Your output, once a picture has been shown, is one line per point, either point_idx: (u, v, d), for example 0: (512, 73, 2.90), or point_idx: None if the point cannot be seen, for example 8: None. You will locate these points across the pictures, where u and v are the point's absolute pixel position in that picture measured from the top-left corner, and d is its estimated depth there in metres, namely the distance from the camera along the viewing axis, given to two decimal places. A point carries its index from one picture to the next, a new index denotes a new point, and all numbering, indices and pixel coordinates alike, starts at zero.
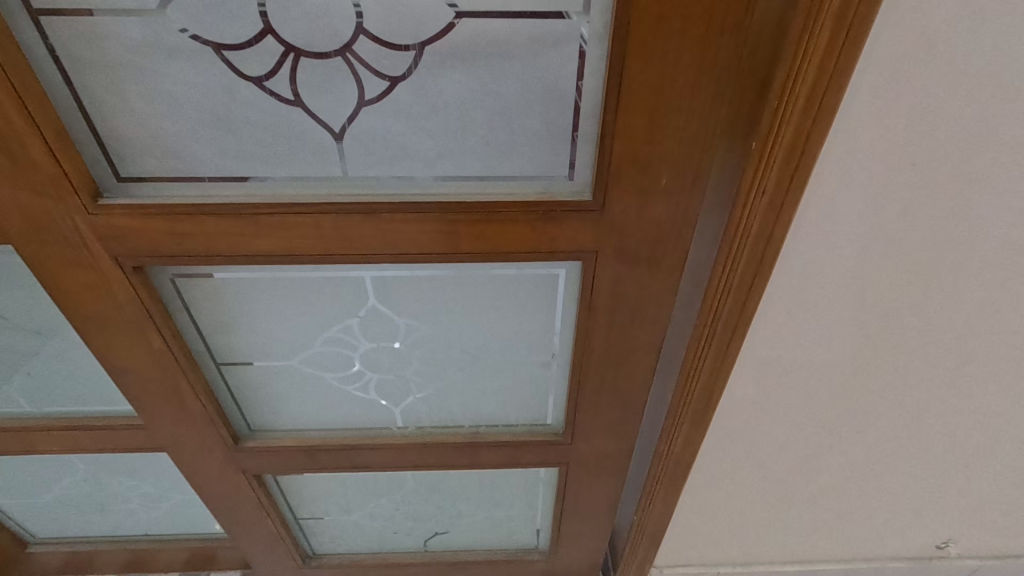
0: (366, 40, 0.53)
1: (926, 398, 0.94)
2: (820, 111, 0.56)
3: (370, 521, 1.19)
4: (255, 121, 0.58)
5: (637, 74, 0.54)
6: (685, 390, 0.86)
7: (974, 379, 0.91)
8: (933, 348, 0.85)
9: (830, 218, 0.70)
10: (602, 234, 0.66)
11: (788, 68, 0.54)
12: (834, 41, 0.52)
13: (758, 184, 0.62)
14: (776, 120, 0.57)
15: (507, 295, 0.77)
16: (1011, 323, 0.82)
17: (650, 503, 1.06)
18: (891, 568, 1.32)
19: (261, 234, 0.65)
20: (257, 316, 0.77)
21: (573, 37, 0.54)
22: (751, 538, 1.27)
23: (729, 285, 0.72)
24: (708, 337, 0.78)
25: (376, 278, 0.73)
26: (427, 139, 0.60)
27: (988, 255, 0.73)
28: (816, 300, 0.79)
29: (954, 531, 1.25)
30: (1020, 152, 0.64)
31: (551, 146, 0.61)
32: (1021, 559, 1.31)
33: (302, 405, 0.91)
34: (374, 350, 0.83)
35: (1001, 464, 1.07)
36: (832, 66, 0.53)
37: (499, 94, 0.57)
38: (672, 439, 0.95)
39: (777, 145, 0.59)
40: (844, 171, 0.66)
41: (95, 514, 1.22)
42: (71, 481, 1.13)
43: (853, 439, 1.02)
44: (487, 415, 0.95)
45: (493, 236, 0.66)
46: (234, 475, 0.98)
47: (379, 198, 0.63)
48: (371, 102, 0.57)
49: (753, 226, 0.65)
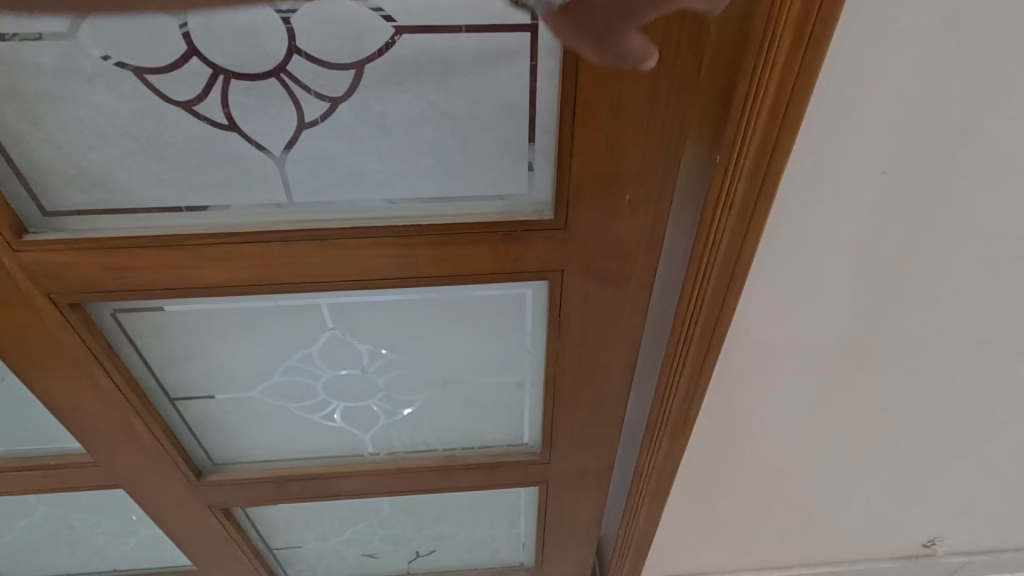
0: (300, 59, 0.49)
1: (907, 401, 0.93)
2: (784, 124, 0.54)
3: (349, 546, 1.15)
4: (187, 146, 0.54)
5: (591, 90, 0.51)
6: (663, 406, 0.84)
7: (954, 380, 0.90)
8: (912, 351, 0.84)
9: (802, 227, 0.68)
10: (566, 253, 0.63)
11: (749, 80, 0.52)
12: (795, 52, 0.50)
13: (725, 198, 0.60)
14: (739, 133, 0.55)
15: (474, 316, 0.73)
16: (989, 325, 0.81)
17: (635, 517, 1.04)
18: (877, 567, 1.32)
19: (204, 265, 0.61)
20: (210, 348, 0.74)
21: (523, 52, 0.50)
22: (739, 544, 1.25)
23: (701, 299, 0.69)
24: (684, 351, 0.76)
25: (333, 305, 0.70)
26: (376, 161, 0.56)
27: (961, 261, 0.72)
28: (791, 311, 0.77)
29: (940, 530, 1.24)
30: (990, 155, 0.63)
31: (508, 164, 0.58)
32: (1003, 552, 1.32)
33: (266, 436, 0.88)
34: (338, 377, 0.80)
35: (984, 463, 1.07)
36: (794, 79, 0.52)
37: (449, 112, 0.54)
38: (652, 454, 0.92)
39: (742, 159, 0.57)
40: (813, 180, 0.64)
41: (56, 552, 1.16)
42: (30, 522, 1.07)
43: (835, 445, 1.01)
44: (462, 436, 0.92)
45: (453, 258, 0.63)
46: (199, 510, 0.94)
47: (329, 224, 0.59)
48: (312, 124, 0.53)
49: (722, 240, 0.63)
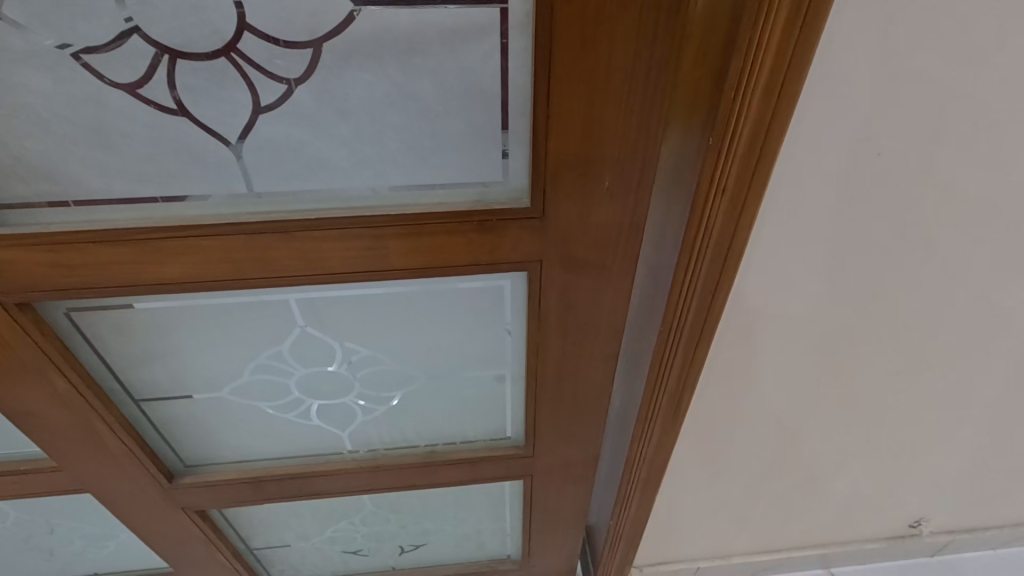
0: (252, 37, 0.45)
1: (892, 385, 0.93)
2: (778, 104, 0.52)
3: (332, 545, 1.13)
4: (134, 133, 0.50)
5: (566, 71, 0.48)
6: (654, 398, 0.83)
7: (939, 364, 0.90)
8: (897, 336, 0.84)
9: (792, 214, 0.66)
10: (545, 243, 0.61)
11: (743, 56, 0.49)
12: (791, 28, 0.47)
13: (717, 183, 0.58)
14: (733, 113, 0.53)
15: (450, 309, 0.71)
16: (973, 309, 0.81)
17: (625, 508, 1.03)
18: (865, 549, 1.34)
19: (161, 259, 0.57)
20: (177, 348, 0.70)
21: (493, 29, 0.47)
22: (729, 530, 1.25)
23: (693, 288, 0.67)
24: (675, 341, 0.74)
25: (302, 300, 0.66)
26: (339, 148, 0.53)
27: (948, 245, 0.71)
28: (780, 298, 0.76)
29: (926, 511, 1.26)
30: (980, 137, 0.61)
31: (481, 149, 0.54)
32: (987, 531, 1.35)
33: (242, 436, 0.85)
34: (311, 375, 0.77)
35: (968, 446, 1.09)
36: (789, 57, 0.49)
37: (416, 94, 0.51)
38: (644, 444, 0.91)
39: (736, 141, 0.54)
40: (805, 164, 0.62)
41: (31, 557, 1.12)
42: (3, 528, 1.04)
43: (821, 432, 1.01)
44: (444, 432, 0.89)
45: (426, 250, 0.60)
46: (173, 513, 0.91)
47: (294, 215, 0.56)
48: (269, 108, 0.50)
49: (714, 226, 0.61)
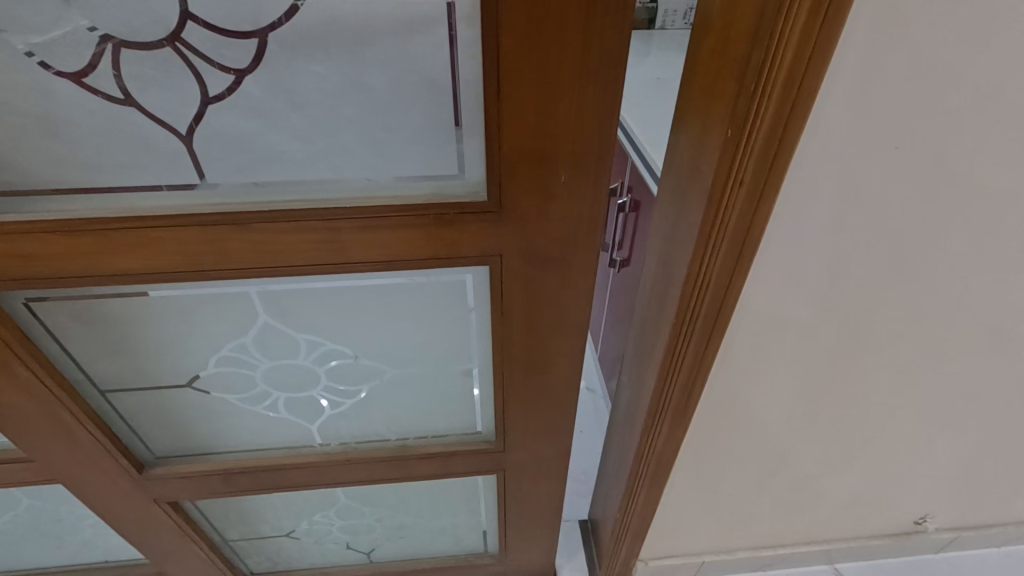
0: (195, 26, 0.45)
1: (875, 386, 0.93)
2: (798, 97, 0.52)
3: (309, 538, 1.14)
4: (84, 123, 0.50)
5: (515, 64, 0.48)
6: (665, 389, 0.86)
7: (920, 363, 0.90)
8: (874, 337, 0.83)
9: (800, 221, 0.66)
10: (503, 236, 0.61)
11: (765, 49, 0.50)
12: (813, 20, 0.48)
13: (735, 177, 0.59)
14: (752, 108, 0.54)
15: (413, 303, 0.70)
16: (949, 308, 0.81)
17: (634, 499, 1.08)
18: (871, 544, 1.35)
19: (115, 250, 0.57)
20: (148, 340, 0.71)
21: (440, 21, 0.47)
22: (717, 527, 1.26)
23: (706, 282, 0.69)
24: (689, 333, 0.76)
25: (262, 292, 0.66)
26: (291, 140, 0.53)
27: (919, 246, 0.71)
28: (779, 303, 0.76)
29: (930, 509, 1.27)
30: (950, 139, 0.60)
31: (435, 143, 0.54)
32: (992, 527, 1.37)
33: (251, 427, 0.86)
34: (275, 368, 0.77)
35: (963, 444, 1.10)
36: (810, 51, 0.50)
37: (368, 87, 0.50)
38: (654, 435, 0.94)
39: (754, 135, 0.55)
40: (820, 171, 0.61)
41: (46, 544, 1.13)
42: (19, 514, 1.04)
43: (802, 430, 1.01)
44: (414, 426, 0.89)
45: (383, 244, 0.59)
46: (145, 504, 0.91)
47: (248, 207, 0.56)
48: (218, 99, 0.49)
49: (729, 219, 0.62)
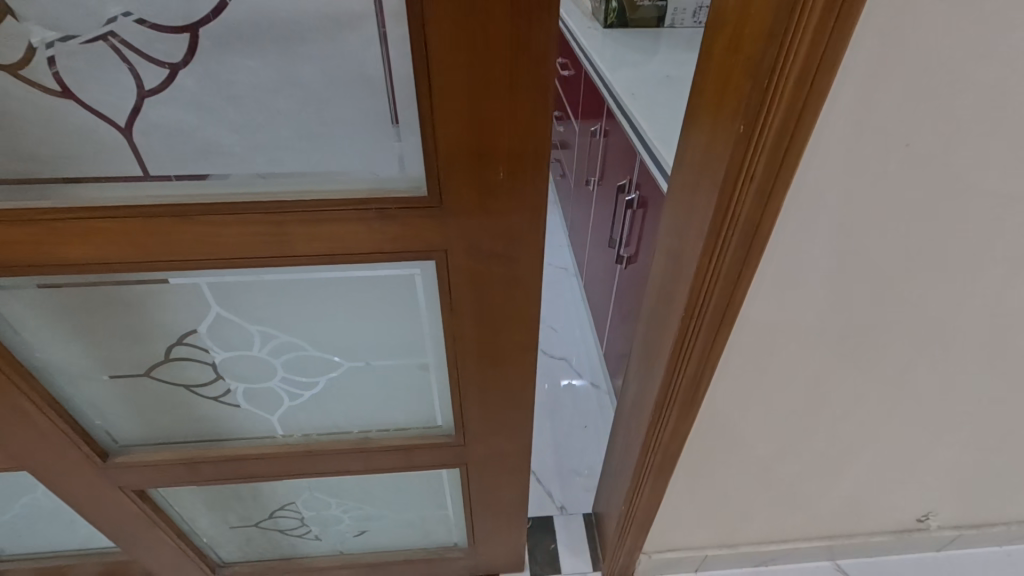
0: (126, 21, 0.46)
1: (854, 387, 0.93)
2: (810, 94, 0.53)
3: (277, 528, 1.15)
4: (24, 114, 0.51)
5: (444, 64, 0.49)
6: (672, 383, 0.86)
7: (888, 366, 0.90)
8: (838, 340, 0.83)
9: (805, 225, 0.66)
10: (445, 232, 0.61)
11: (782, 44, 0.51)
12: (828, 12, 0.48)
13: (747, 171, 0.59)
14: (764, 102, 0.54)
15: (363, 297, 0.71)
16: (913, 312, 0.81)
17: (640, 491, 1.09)
18: (874, 540, 1.36)
19: (63, 241, 0.58)
20: (111, 328, 0.72)
21: (368, 17, 0.47)
22: (696, 525, 1.26)
23: (717, 274, 0.70)
24: (697, 327, 0.77)
25: (212, 283, 0.67)
26: (230, 133, 0.53)
27: (877, 252, 0.70)
28: (779, 305, 0.76)
29: (934, 506, 1.29)
30: (895, 144, 0.59)
31: (372, 138, 0.55)
32: (995, 527, 1.39)
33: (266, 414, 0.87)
34: (235, 358, 0.78)
35: (962, 443, 1.11)
36: (822, 50, 0.50)
37: (302, 82, 0.51)
38: (660, 429, 0.95)
39: (766, 128, 0.56)
40: (828, 174, 0.61)
41: (59, 528, 1.14)
42: (34, 498, 1.06)
43: (772, 431, 1.01)
44: (374, 418, 0.91)
45: (326, 237, 0.60)
46: (110, 491, 0.92)
47: (191, 200, 0.57)
48: (154, 93, 0.50)
49: (740, 213, 0.63)
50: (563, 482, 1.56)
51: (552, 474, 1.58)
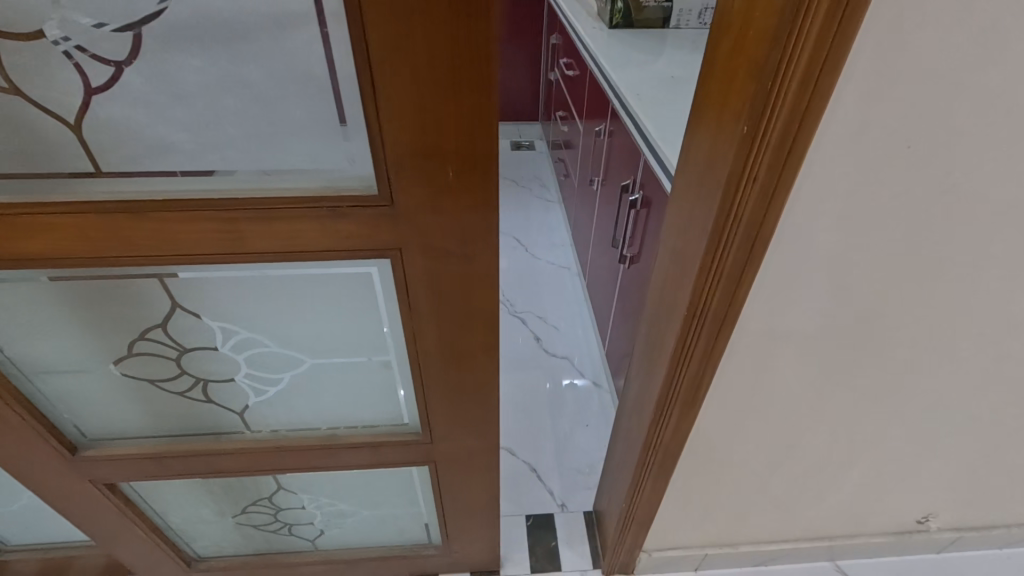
0: (69, 20, 0.46)
1: (836, 390, 0.93)
2: (812, 98, 0.53)
3: (248, 523, 1.16)
4: None
5: (387, 65, 0.49)
6: (672, 383, 0.87)
7: (861, 370, 0.90)
8: (805, 344, 0.83)
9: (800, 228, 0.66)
10: (397, 231, 0.62)
11: (785, 48, 0.51)
12: (833, 14, 0.48)
13: (750, 173, 0.60)
14: (766, 105, 0.55)
15: (320, 294, 0.72)
16: (883, 318, 0.80)
17: (640, 490, 1.10)
18: (874, 541, 1.36)
19: (19, 237, 0.59)
20: (77, 323, 0.73)
21: (309, 17, 0.48)
22: (683, 526, 1.26)
23: (718, 274, 0.70)
24: (698, 327, 0.77)
25: (171, 280, 0.68)
26: (179, 131, 0.54)
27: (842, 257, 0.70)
28: (774, 307, 0.76)
29: (935, 507, 1.29)
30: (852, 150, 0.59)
31: (320, 137, 0.55)
32: (995, 529, 1.39)
33: (270, 406, 0.88)
34: (201, 354, 0.78)
35: (958, 446, 1.11)
36: (825, 54, 0.51)
37: (247, 80, 0.52)
38: (660, 429, 0.96)
39: (768, 132, 0.56)
40: (827, 179, 0.61)
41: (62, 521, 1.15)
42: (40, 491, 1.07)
43: (746, 433, 1.01)
44: (340, 415, 0.91)
45: (279, 234, 0.61)
46: (81, 485, 0.93)
47: (143, 196, 0.57)
48: (101, 90, 0.51)
49: (744, 215, 0.63)
50: (564, 480, 1.56)
51: (553, 471, 1.58)
